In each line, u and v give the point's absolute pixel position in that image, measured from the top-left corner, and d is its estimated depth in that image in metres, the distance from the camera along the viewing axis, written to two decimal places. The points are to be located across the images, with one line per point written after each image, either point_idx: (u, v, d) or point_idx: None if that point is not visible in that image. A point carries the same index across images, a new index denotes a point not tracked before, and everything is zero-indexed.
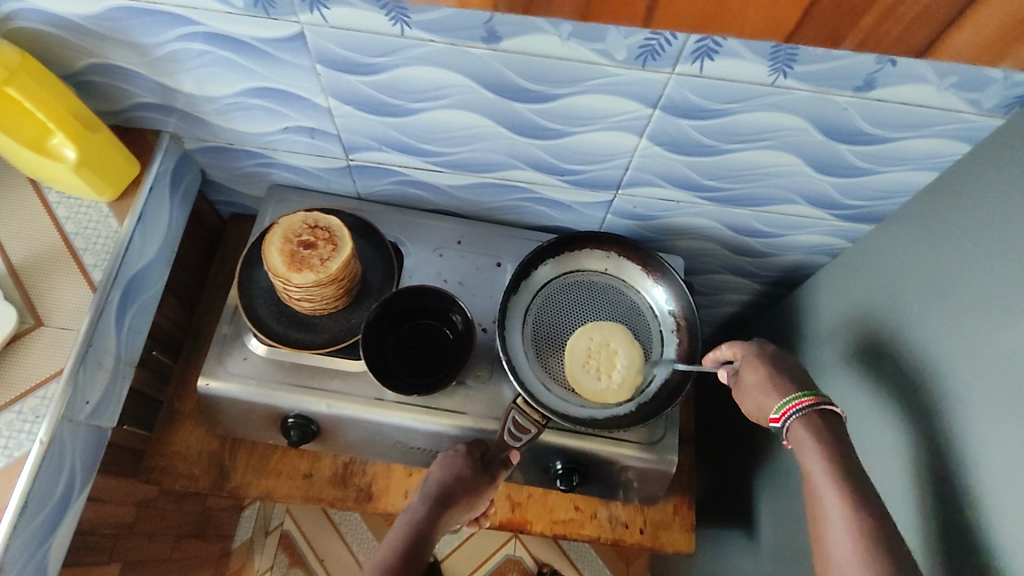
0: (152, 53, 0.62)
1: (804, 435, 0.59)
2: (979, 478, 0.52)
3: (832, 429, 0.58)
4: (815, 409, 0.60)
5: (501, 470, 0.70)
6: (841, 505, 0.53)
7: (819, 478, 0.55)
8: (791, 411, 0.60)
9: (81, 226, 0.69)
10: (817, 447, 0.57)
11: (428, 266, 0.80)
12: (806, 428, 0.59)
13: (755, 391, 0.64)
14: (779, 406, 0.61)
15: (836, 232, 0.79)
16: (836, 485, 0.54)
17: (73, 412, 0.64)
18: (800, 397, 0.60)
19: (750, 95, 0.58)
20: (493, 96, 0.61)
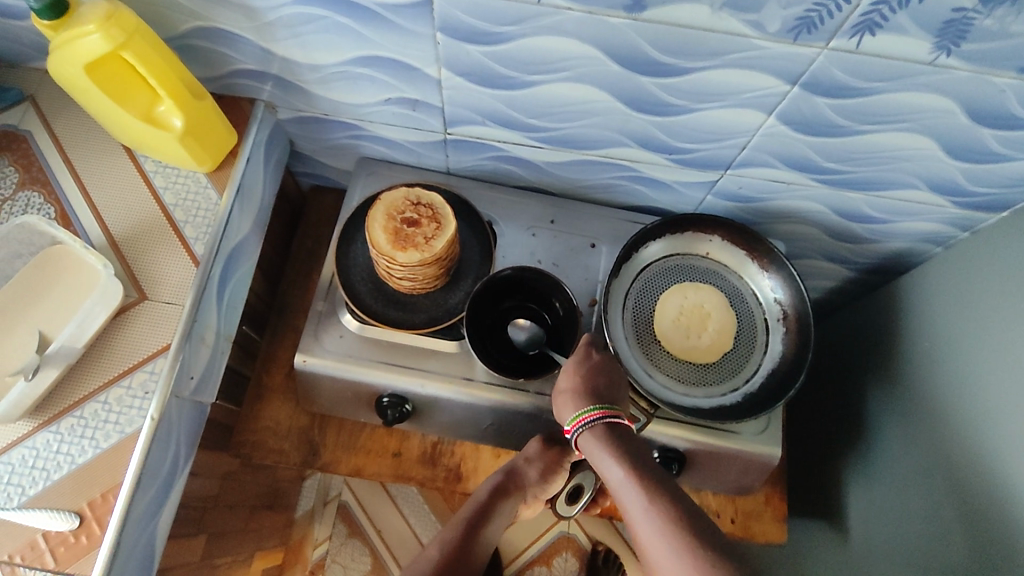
0: (263, 17, 0.59)
1: (591, 444, 0.60)
2: None
3: (614, 436, 0.60)
4: (603, 422, 0.61)
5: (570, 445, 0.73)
6: (637, 504, 0.54)
7: (616, 486, 0.56)
8: (585, 420, 0.61)
9: (180, 198, 0.68)
10: (605, 453, 0.59)
11: (521, 246, 0.78)
12: (592, 438, 0.60)
13: (559, 397, 0.64)
14: (574, 418, 0.62)
15: (952, 220, 0.75)
16: (631, 482, 0.55)
17: (180, 387, 0.63)
18: (589, 411, 0.61)
19: (903, 74, 0.54)
20: (619, 69, 0.58)
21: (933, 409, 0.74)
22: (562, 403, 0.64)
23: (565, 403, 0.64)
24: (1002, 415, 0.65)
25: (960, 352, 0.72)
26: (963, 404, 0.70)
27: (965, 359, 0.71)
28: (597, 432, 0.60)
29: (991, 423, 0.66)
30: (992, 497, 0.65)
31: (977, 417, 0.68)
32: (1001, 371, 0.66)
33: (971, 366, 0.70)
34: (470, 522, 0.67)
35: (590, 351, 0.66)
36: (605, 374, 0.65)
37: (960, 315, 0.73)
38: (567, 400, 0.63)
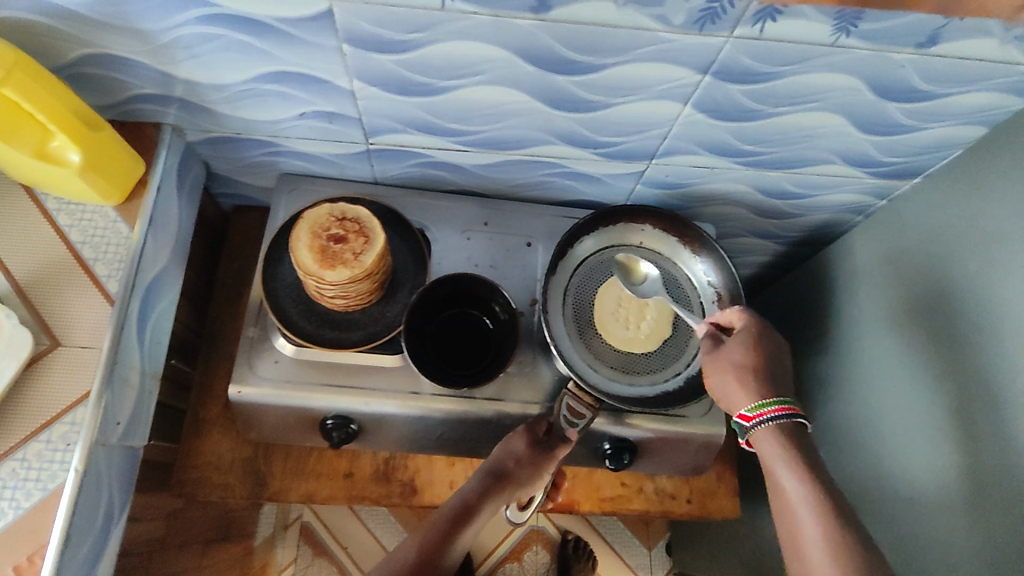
0: (157, 40, 0.56)
1: (763, 438, 0.59)
2: None
3: (801, 439, 0.58)
4: (790, 419, 0.59)
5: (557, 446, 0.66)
6: (816, 522, 0.53)
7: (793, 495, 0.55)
8: (768, 414, 0.58)
9: (88, 234, 0.64)
10: (784, 462, 0.56)
11: (456, 251, 0.77)
12: (773, 441, 0.58)
13: (733, 373, 0.61)
14: (753, 407, 0.59)
15: (869, 190, 0.78)
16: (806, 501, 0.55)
17: (106, 434, 0.60)
18: (769, 406, 0.59)
19: (808, 57, 0.55)
20: (534, 69, 0.58)
21: (865, 374, 0.77)
22: (731, 383, 0.61)
23: (731, 383, 0.61)
24: (924, 371, 0.68)
25: (884, 318, 0.74)
26: (889, 366, 0.73)
27: (890, 323, 0.74)
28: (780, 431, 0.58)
29: (914, 381, 0.69)
30: (922, 454, 0.68)
31: (901, 374, 0.71)
32: (922, 329, 0.69)
33: (893, 328, 0.73)
34: (445, 526, 0.61)
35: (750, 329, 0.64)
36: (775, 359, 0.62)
37: (883, 279, 0.75)
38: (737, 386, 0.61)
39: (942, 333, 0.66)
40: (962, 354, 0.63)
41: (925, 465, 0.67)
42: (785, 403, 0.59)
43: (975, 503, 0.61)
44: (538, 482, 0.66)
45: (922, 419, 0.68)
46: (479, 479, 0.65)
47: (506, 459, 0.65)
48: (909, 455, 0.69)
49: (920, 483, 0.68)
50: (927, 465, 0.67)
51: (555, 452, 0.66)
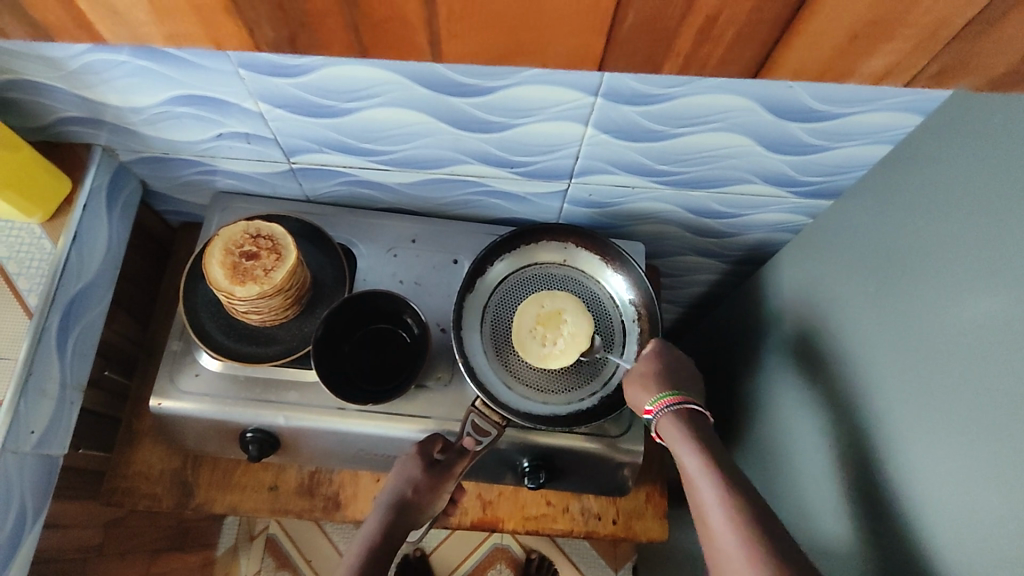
0: (68, 66, 0.59)
1: (667, 427, 0.63)
2: (920, 459, 0.52)
3: (694, 421, 0.63)
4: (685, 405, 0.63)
5: (456, 460, 0.67)
6: (716, 488, 0.56)
7: (696, 476, 0.58)
8: (665, 406, 0.63)
9: (13, 250, 0.66)
10: (684, 440, 0.60)
11: (382, 268, 0.78)
12: (671, 423, 0.62)
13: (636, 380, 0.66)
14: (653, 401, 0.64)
15: (796, 209, 0.78)
16: (706, 473, 0.58)
17: (18, 443, 0.62)
18: (662, 398, 0.64)
19: (693, 79, 0.56)
20: (428, 92, 0.59)
21: (777, 394, 0.76)
22: (637, 387, 0.66)
23: (638, 387, 0.66)
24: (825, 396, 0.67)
25: (793, 341, 0.73)
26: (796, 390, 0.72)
27: (798, 346, 0.73)
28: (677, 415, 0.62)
29: (813, 404, 0.68)
30: (813, 477, 0.67)
31: (801, 396, 0.70)
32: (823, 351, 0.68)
33: (798, 349, 0.72)
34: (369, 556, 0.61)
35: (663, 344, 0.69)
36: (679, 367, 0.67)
37: (798, 298, 0.75)
38: (640, 386, 0.66)
39: (837, 354, 0.65)
40: (850, 377, 0.62)
41: (817, 487, 0.66)
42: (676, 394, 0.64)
43: (852, 527, 0.59)
44: (440, 502, 0.67)
45: (815, 441, 0.67)
46: (384, 514, 0.65)
47: (406, 489, 0.65)
48: (805, 477, 0.68)
49: (811, 506, 0.66)
50: (817, 487, 0.66)
51: (452, 470, 0.67)
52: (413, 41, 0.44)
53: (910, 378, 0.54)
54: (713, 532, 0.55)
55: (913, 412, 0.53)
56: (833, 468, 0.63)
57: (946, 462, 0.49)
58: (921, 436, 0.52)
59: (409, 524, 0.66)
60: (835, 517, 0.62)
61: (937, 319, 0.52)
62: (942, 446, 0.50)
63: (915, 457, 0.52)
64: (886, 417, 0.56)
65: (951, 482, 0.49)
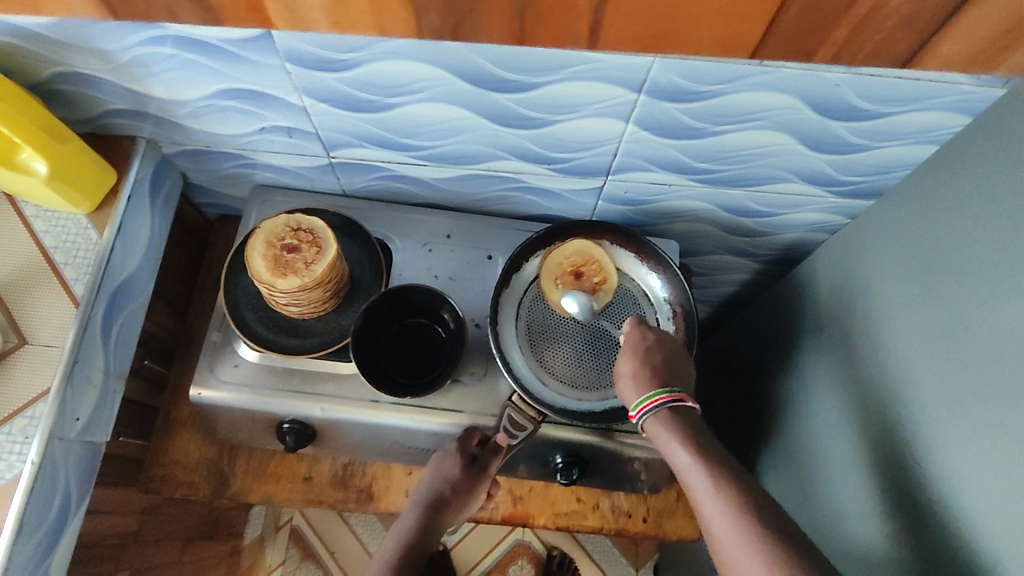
0: (117, 59, 0.60)
1: (656, 430, 0.62)
2: (965, 464, 0.51)
3: (685, 420, 0.62)
4: (671, 405, 0.63)
5: (490, 460, 0.67)
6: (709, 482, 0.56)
7: (684, 469, 0.58)
8: (647, 409, 0.63)
9: (60, 240, 0.68)
10: (672, 439, 0.60)
11: (417, 263, 0.78)
12: (660, 424, 0.62)
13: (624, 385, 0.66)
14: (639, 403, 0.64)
15: (835, 209, 0.77)
16: (698, 466, 0.58)
17: (64, 430, 0.63)
18: (656, 394, 0.63)
19: (739, 76, 0.55)
20: (470, 87, 0.59)
21: (814, 395, 0.75)
22: (626, 389, 0.66)
23: (629, 387, 0.65)
24: (861, 397, 0.66)
25: (832, 341, 0.73)
26: (832, 391, 0.72)
27: (834, 346, 0.72)
28: (664, 416, 0.62)
29: (851, 406, 0.67)
30: (850, 480, 0.66)
31: (839, 398, 0.70)
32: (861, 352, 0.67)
33: (836, 350, 0.72)
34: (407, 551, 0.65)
35: (642, 334, 0.68)
36: (667, 355, 0.66)
37: (836, 298, 0.74)
38: (627, 385, 0.66)
39: (878, 355, 0.64)
40: (890, 379, 0.61)
41: (855, 490, 0.65)
42: (668, 392, 0.63)
43: (891, 530, 0.59)
44: (475, 500, 0.69)
45: (852, 443, 0.66)
46: (421, 510, 0.67)
47: (442, 488, 0.67)
48: (841, 479, 0.68)
49: (846, 509, 0.66)
50: (854, 490, 0.65)
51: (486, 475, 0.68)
52: (576, 15, 0.43)
53: (956, 380, 0.53)
54: (704, 514, 0.55)
55: (959, 415, 0.52)
56: (874, 471, 0.62)
57: (992, 470, 0.48)
58: (967, 438, 0.51)
59: (445, 522, 0.68)
60: (871, 521, 0.62)
61: (985, 320, 0.51)
62: (991, 453, 0.49)
63: (960, 460, 0.51)
64: (928, 419, 0.55)
65: (998, 485, 0.48)
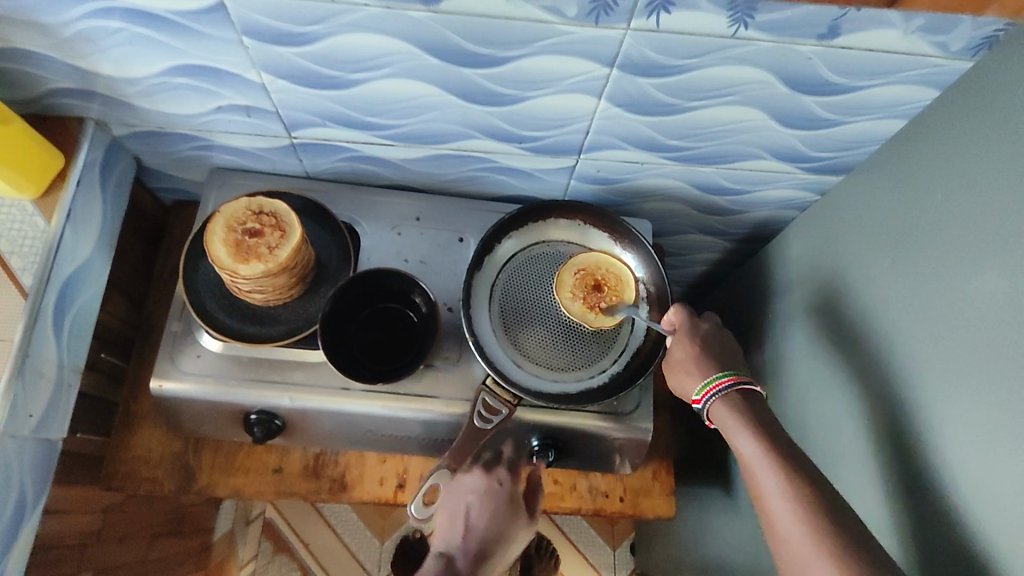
0: (60, 34, 0.56)
1: (722, 416, 0.62)
2: (937, 435, 0.52)
3: (749, 407, 0.61)
4: (736, 389, 0.63)
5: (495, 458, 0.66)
6: (777, 477, 0.55)
7: (752, 460, 0.57)
8: (711, 394, 0.63)
9: (4, 228, 0.64)
10: (740, 429, 0.59)
11: (387, 247, 0.76)
12: (726, 407, 0.62)
13: (680, 370, 0.67)
14: (701, 389, 0.64)
15: (805, 186, 0.77)
16: (764, 461, 0.56)
17: (17, 427, 0.60)
18: (718, 378, 0.63)
19: (711, 50, 0.55)
20: (438, 62, 0.57)
21: (787, 372, 0.76)
22: (684, 375, 0.66)
23: (688, 373, 0.66)
24: (834, 372, 0.67)
25: (805, 317, 0.73)
26: (805, 367, 0.72)
27: (807, 323, 0.72)
28: (732, 399, 0.62)
29: (824, 381, 0.68)
30: (827, 454, 0.67)
31: (814, 374, 0.70)
32: (834, 327, 0.68)
33: (810, 327, 0.72)
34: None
35: (696, 322, 0.69)
36: (719, 342, 0.68)
37: (807, 274, 0.74)
38: (686, 376, 0.66)
39: (850, 332, 0.65)
40: (863, 353, 0.62)
41: (829, 463, 0.66)
42: (730, 375, 0.64)
43: (866, 503, 0.60)
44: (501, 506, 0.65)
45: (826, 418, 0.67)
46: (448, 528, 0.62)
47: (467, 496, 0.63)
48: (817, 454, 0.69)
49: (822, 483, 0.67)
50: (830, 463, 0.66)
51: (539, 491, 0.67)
52: None
53: (928, 352, 0.54)
54: (769, 510, 0.54)
55: (932, 386, 0.53)
56: (847, 444, 0.63)
57: (964, 439, 0.49)
58: (940, 408, 0.52)
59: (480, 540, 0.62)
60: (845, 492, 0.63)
61: (957, 292, 0.52)
62: (963, 423, 0.49)
63: (933, 432, 0.52)
64: (902, 391, 0.56)
65: (972, 453, 0.49)
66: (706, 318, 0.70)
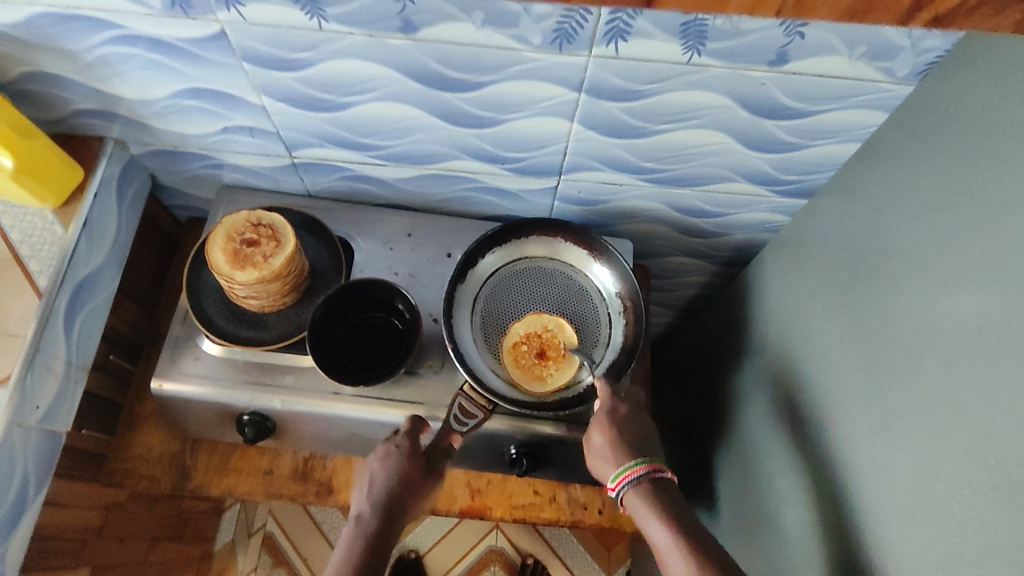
0: (82, 59, 0.63)
1: (635, 502, 0.63)
2: (883, 442, 0.53)
3: (662, 492, 0.63)
4: (649, 475, 0.64)
5: (443, 461, 0.68)
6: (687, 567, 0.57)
7: (664, 549, 0.59)
8: (623, 483, 0.63)
9: (27, 234, 0.70)
10: (652, 514, 0.61)
11: (378, 260, 0.80)
12: (639, 495, 0.63)
13: (595, 453, 0.66)
14: (615, 476, 0.64)
15: (779, 209, 0.80)
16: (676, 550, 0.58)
17: (24, 417, 0.65)
18: (633, 466, 0.63)
19: (669, 76, 0.59)
20: (420, 86, 0.62)
21: (759, 389, 0.78)
22: (599, 460, 0.66)
23: (602, 457, 0.66)
24: (797, 385, 0.68)
25: (775, 333, 0.75)
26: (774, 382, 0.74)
27: (776, 340, 0.75)
28: (643, 488, 0.63)
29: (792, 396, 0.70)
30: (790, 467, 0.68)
31: (781, 388, 0.72)
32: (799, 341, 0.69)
33: (779, 344, 0.74)
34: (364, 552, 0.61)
35: (615, 406, 0.68)
36: (634, 423, 0.68)
37: (779, 292, 0.76)
38: (601, 461, 0.66)
39: (811, 347, 0.67)
40: (824, 366, 0.64)
41: (790, 475, 0.68)
42: (643, 462, 0.64)
43: (823, 512, 0.61)
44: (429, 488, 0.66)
45: (791, 431, 0.68)
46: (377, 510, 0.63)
47: (393, 482, 0.64)
48: (780, 467, 0.70)
49: (787, 495, 0.68)
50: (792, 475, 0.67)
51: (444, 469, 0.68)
52: None
53: (882, 364, 0.55)
54: None
55: (886, 401, 0.54)
56: (808, 456, 0.65)
57: (906, 444, 0.51)
58: (891, 422, 0.53)
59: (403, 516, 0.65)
60: (806, 503, 0.64)
61: (906, 309, 0.53)
62: (906, 427, 0.51)
63: (879, 439, 0.54)
64: (857, 402, 0.58)
65: (916, 467, 0.49)
66: (624, 400, 0.70)
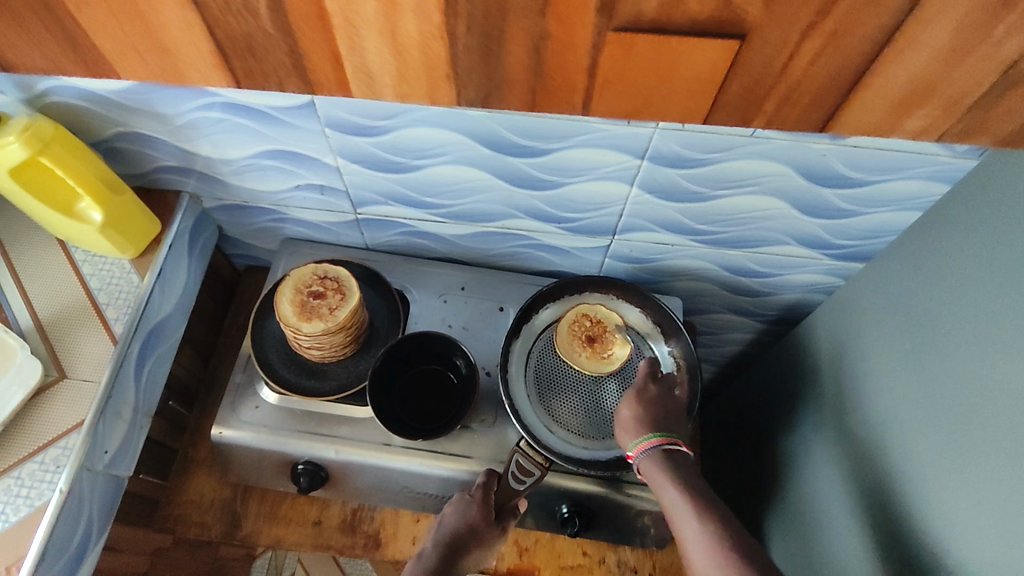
0: (174, 121, 0.67)
1: (649, 468, 0.65)
2: (959, 514, 0.52)
3: (683, 465, 0.64)
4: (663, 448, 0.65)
5: (509, 518, 0.71)
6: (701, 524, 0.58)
7: (675, 509, 0.60)
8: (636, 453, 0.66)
9: (105, 282, 0.73)
10: (667, 481, 0.62)
11: (434, 314, 0.82)
12: (653, 465, 0.64)
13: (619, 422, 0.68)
14: (633, 445, 0.66)
15: (830, 270, 0.81)
16: (691, 506, 0.60)
17: (93, 461, 0.66)
18: (646, 439, 0.65)
19: (730, 146, 0.61)
20: (490, 152, 0.65)
21: (814, 451, 0.77)
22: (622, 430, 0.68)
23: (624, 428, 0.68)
24: (858, 450, 0.68)
25: (830, 396, 0.75)
26: (830, 445, 0.74)
27: (832, 402, 0.74)
28: (655, 458, 0.64)
29: (850, 461, 0.69)
30: (851, 535, 0.67)
31: (838, 454, 0.72)
32: (856, 405, 0.69)
33: (834, 406, 0.74)
34: None
35: (646, 385, 0.69)
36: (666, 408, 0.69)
37: (834, 354, 0.76)
38: (623, 429, 0.68)
39: (870, 413, 0.67)
40: (885, 432, 0.64)
41: (853, 543, 0.67)
42: (660, 436, 0.66)
43: None
44: (493, 540, 0.70)
45: (853, 497, 0.68)
46: (440, 549, 0.69)
47: (459, 527, 0.69)
48: (841, 534, 0.69)
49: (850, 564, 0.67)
50: (853, 546, 0.66)
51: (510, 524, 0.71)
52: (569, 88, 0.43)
53: (951, 432, 0.55)
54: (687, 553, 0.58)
55: (957, 467, 0.53)
56: (873, 524, 0.64)
57: (987, 518, 0.50)
58: (965, 489, 0.52)
59: (463, 559, 0.69)
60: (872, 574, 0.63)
61: (975, 374, 0.53)
62: (985, 498, 0.50)
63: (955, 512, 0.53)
64: (922, 469, 0.57)
65: (999, 538, 0.48)
66: (660, 383, 0.71)
